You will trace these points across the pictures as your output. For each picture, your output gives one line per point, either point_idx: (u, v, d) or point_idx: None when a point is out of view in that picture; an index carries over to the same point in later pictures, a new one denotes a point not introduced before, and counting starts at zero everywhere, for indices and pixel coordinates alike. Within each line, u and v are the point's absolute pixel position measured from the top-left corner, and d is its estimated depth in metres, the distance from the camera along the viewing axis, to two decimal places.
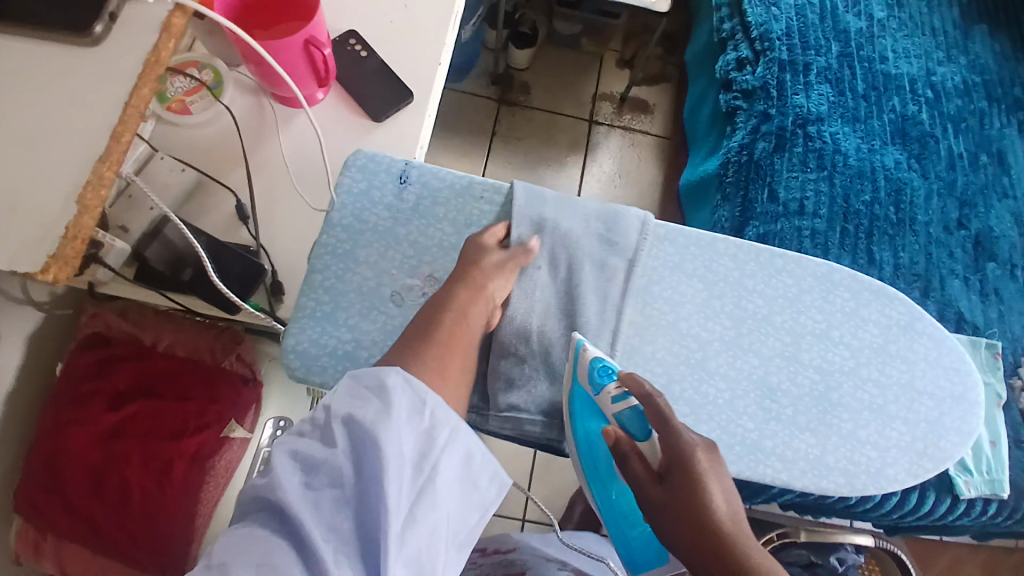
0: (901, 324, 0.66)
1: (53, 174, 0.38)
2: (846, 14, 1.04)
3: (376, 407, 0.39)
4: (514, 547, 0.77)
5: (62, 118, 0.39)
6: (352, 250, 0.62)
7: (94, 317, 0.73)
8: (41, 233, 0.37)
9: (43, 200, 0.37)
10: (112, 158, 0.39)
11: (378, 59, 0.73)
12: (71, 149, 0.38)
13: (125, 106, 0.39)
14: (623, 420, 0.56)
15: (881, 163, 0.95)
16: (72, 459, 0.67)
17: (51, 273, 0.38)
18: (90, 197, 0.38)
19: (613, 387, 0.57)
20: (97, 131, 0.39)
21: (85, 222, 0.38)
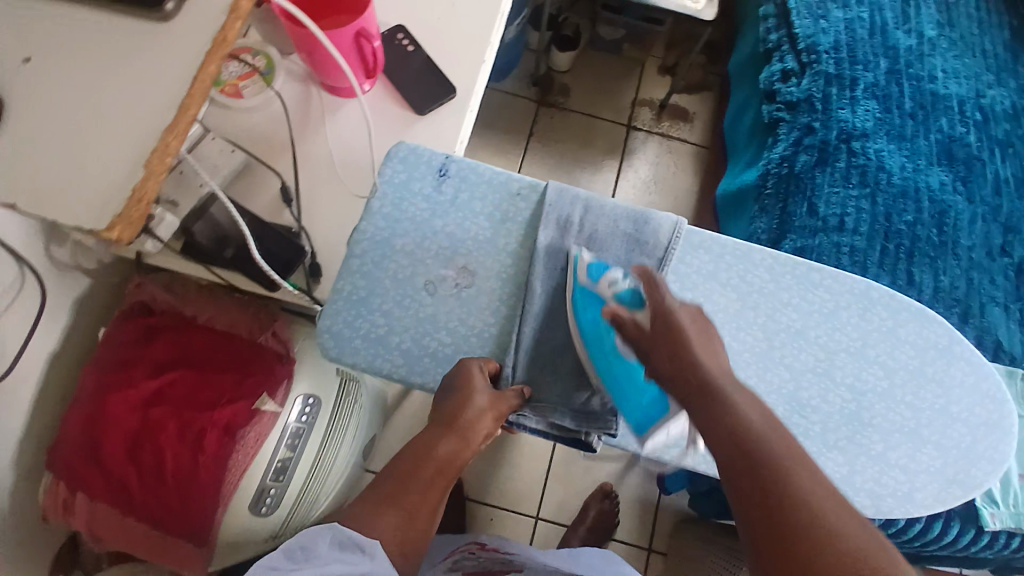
0: (939, 347, 0.65)
1: (122, 141, 0.39)
2: (896, 31, 1.02)
3: (331, 538, 0.44)
4: (514, 552, 0.76)
5: (131, 90, 0.40)
6: (389, 238, 0.63)
7: (140, 288, 0.77)
8: (106, 196, 0.38)
9: (110, 164, 0.39)
10: (178, 128, 0.41)
11: (424, 54, 0.74)
12: (138, 118, 0.40)
13: (193, 80, 0.41)
14: (620, 294, 0.60)
15: (925, 184, 0.93)
16: (109, 422, 0.69)
17: (116, 231, 0.38)
18: (156, 163, 0.39)
19: (609, 273, 0.61)
20: (167, 103, 0.40)
21: (150, 186, 0.39)
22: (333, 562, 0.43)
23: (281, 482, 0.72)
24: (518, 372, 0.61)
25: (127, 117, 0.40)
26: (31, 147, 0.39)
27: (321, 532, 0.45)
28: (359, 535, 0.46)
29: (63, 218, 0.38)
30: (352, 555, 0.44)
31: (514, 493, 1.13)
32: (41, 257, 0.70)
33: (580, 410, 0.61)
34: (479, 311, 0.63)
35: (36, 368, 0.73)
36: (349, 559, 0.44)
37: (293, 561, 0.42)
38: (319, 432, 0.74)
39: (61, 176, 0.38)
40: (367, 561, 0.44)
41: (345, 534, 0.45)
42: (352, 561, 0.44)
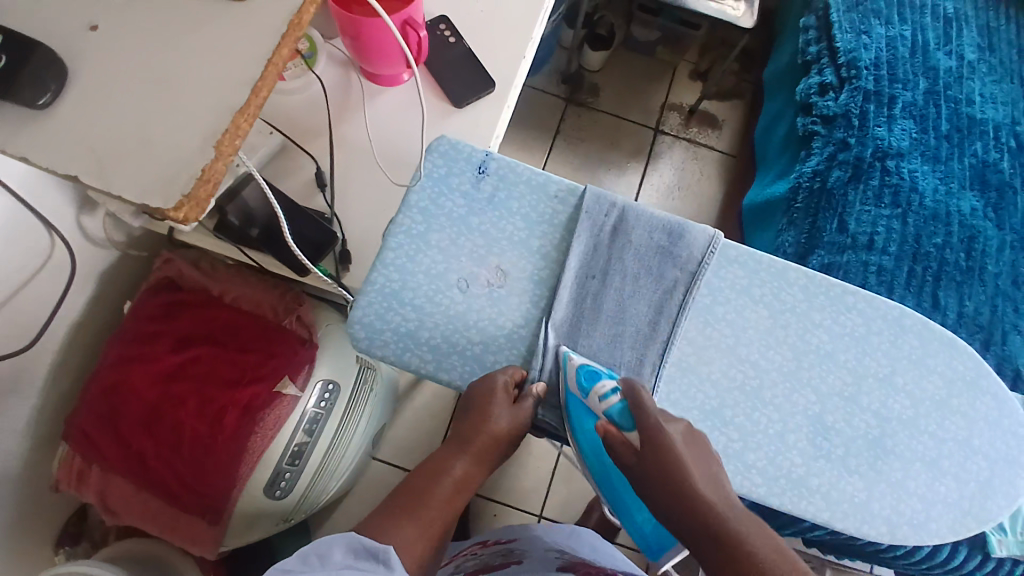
0: (966, 378, 0.64)
1: (191, 119, 0.38)
2: (937, 51, 1.01)
3: (342, 547, 0.44)
4: (517, 539, 0.77)
5: (202, 67, 0.39)
6: (425, 233, 0.63)
7: (168, 263, 0.78)
8: (171, 173, 0.37)
9: (176, 140, 0.37)
10: (249, 110, 0.39)
11: (465, 46, 0.73)
12: (208, 95, 0.38)
13: (268, 62, 0.39)
14: (610, 412, 0.56)
15: (956, 208, 0.92)
16: (132, 395, 0.69)
17: (182, 212, 0.37)
18: (226, 144, 0.38)
19: (599, 385, 0.57)
20: (238, 82, 0.39)
21: (217, 167, 0.38)
22: (345, 568, 0.42)
23: (296, 466, 0.71)
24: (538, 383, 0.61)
25: (196, 95, 0.38)
26: (94, 120, 0.37)
27: (335, 539, 0.44)
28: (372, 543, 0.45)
29: (126, 194, 0.36)
30: (366, 564, 0.43)
31: (519, 489, 1.13)
32: (72, 227, 0.70)
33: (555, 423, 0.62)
34: (509, 311, 0.62)
35: (61, 336, 0.73)
36: (363, 567, 0.43)
37: (306, 566, 0.41)
38: (336, 418, 0.74)
39: (126, 150, 0.37)
40: (382, 568, 0.43)
41: (358, 541, 0.44)
42: (366, 569, 0.43)
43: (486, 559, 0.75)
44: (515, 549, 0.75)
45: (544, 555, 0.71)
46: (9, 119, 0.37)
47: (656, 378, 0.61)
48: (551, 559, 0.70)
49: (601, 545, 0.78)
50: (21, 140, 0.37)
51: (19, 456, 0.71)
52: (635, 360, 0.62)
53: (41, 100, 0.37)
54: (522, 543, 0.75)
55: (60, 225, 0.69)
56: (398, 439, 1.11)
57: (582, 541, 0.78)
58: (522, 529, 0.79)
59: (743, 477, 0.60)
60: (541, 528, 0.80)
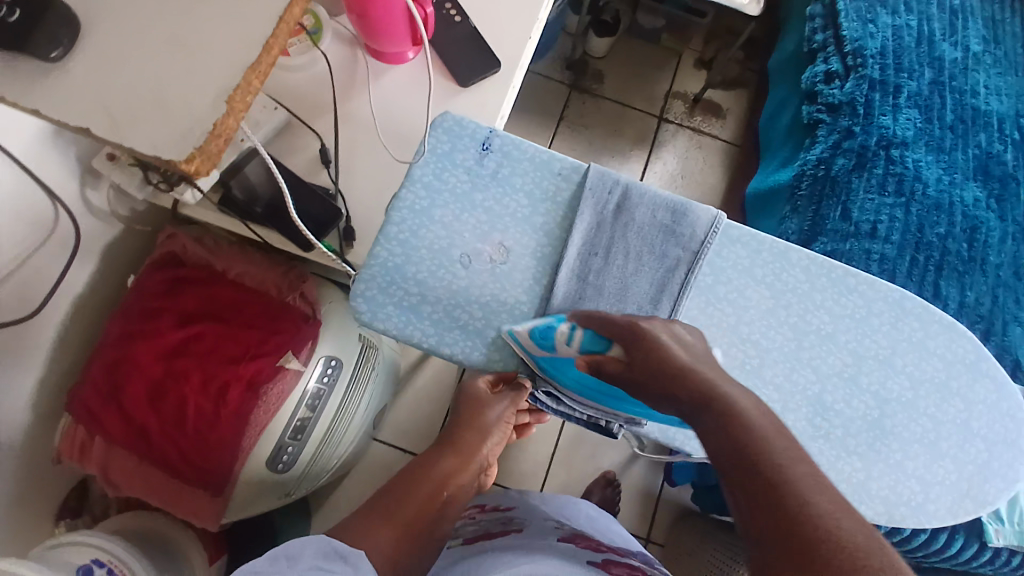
0: (967, 362, 0.64)
1: (203, 75, 0.38)
2: (942, 42, 1.01)
3: (317, 550, 0.46)
4: (514, 507, 0.79)
5: (213, 22, 0.39)
6: (428, 208, 0.63)
7: (172, 239, 0.78)
8: (184, 129, 0.37)
9: (190, 96, 0.38)
10: (261, 67, 0.39)
11: (471, 26, 0.73)
12: (221, 52, 0.38)
13: (280, 20, 0.39)
14: (582, 347, 0.56)
15: (959, 198, 0.92)
16: (136, 368, 0.70)
17: (194, 164, 0.37)
18: (238, 100, 0.38)
19: (559, 333, 0.57)
20: (250, 39, 0.39)
21: (229, 122, 0.38)
22: (313, 569, 0.44)
23: (299, 441, 0.72)
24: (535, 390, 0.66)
25: (206, 51, 0.38)
26: (109, 74, 0.38)
27: (309, 542, 0.47)
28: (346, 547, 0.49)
29: (139, 147, 0.37)
30: (335, 565, 0.46)
31: (517, 472, 1.14)
32: (76, 198, 0.71)
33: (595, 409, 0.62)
34: (512, 288, 0.62)
35: (65, 308, 0.74)
36: (333, 568, 0.46)
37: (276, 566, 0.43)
38: (338, 393, 0.74)
39: (138, 102, 0.37)
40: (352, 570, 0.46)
41: (330, 545, 0.47)
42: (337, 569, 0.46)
43: (484, 527, 0.76)
44: (514, 518, 0.77)
45: (544, 523, 0.74)
46: (21, 72, 0.37)
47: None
48: (551, 526, 0.73)
49: (598, 519, 0.81)
50: (36, 92, 0.37)
51: (21, 430, 0.71)
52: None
53: (54, 55, 0.37)
54: (520, 510, 0.78)
55: (65, 195, 0.69)
56: (398, 422, 1.11)
57: (579, 513, 0.80)
58: (519, 499, 0.81)
59: None
60: (540, 498, 0.82)
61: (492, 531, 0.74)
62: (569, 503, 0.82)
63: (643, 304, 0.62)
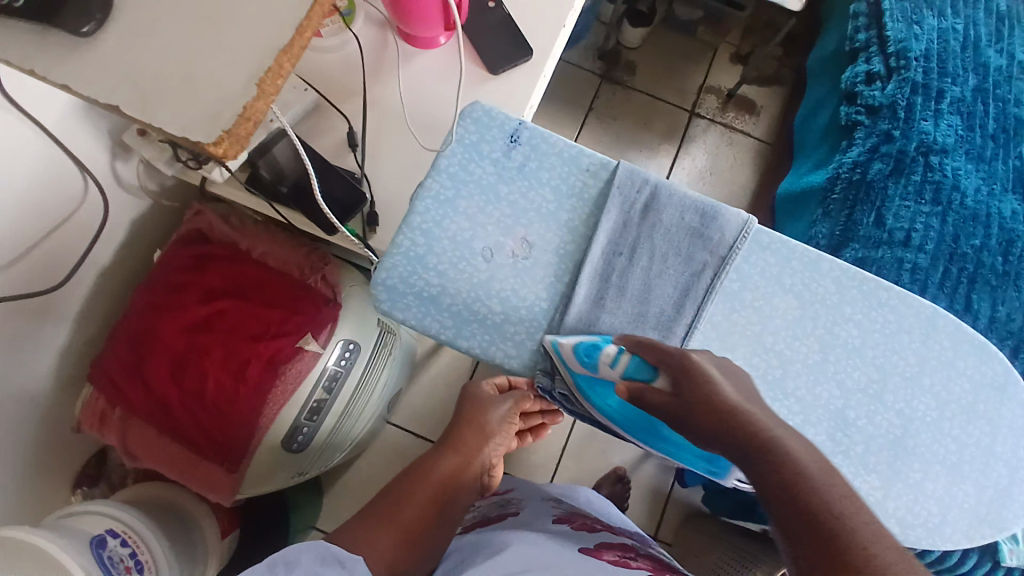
0: (995, 384, 0.63)
1: (235, 57, 0.38)
2: (989, 47, 0.97)
3: (308, 555, 0.48)
4: (511, 492, 0.81)
5: (245, 3, 0.38)
6: (454, 198, 0.62)
7: (198, 215, 0.78)
8: (214, 110, 0.37)
9: (220, 78, 0.37)
10: (292, 50, 0.39)
11: (504, 13, 0.72)
12: (255, 33, 0.38)
13: (313, 2, 0.38)
14: (625, 373, 0.55)
15: (998, 210, 0.89)
16: (159, 342, 0.70)
17: (222, 148, 0.37)
18: (268, 83, 0.38)
19: (604, 355, 0.56)
20: (281, 21, 0.38)
21: (258, 106, 0.38)
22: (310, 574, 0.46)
23: (314, 422, 0.72)
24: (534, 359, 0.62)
25: (238, 31, 0.38)
26: (142, 52, 0.37)
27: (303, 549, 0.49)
28: (339, 551, 0.51)
29: (168, 127, 0.37)
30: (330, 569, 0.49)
31: (527, 463, 1.14)
32: (106, 171, 0.71)
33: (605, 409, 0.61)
34: (533, 283, 0.61)
35: (90, 280, 0.75)
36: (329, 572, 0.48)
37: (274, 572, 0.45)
38: (354, 375, 0.74)
39: (170, 83, 0.37)
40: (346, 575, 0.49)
41: (325, 550, 0.49)
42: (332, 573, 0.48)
43: (483, 512, 0.78)
44: (512, 501, 0.78)
45: (541, 505, 0.74)
46: (57, 47, 0.37)
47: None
48: (547, 508, 0.73)
49: (599, 505, 0.81)
50: (69, 69, 0.37)
51: (43, 397, 0.73)
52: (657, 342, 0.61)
53: (85, 29, 0.37)
54: (519, 495, 0.79)
55: (95, 168, 0.70)
56: (411, 407, 1.12)
57: (579, 498, 0.80)
58: (520, 485, 0.82)
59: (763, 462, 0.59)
60: (538, 484, 0.83)
61: (489, 517, 0.74)
62: (569, 488, 0.82)
63: (664, 306, 0.61)
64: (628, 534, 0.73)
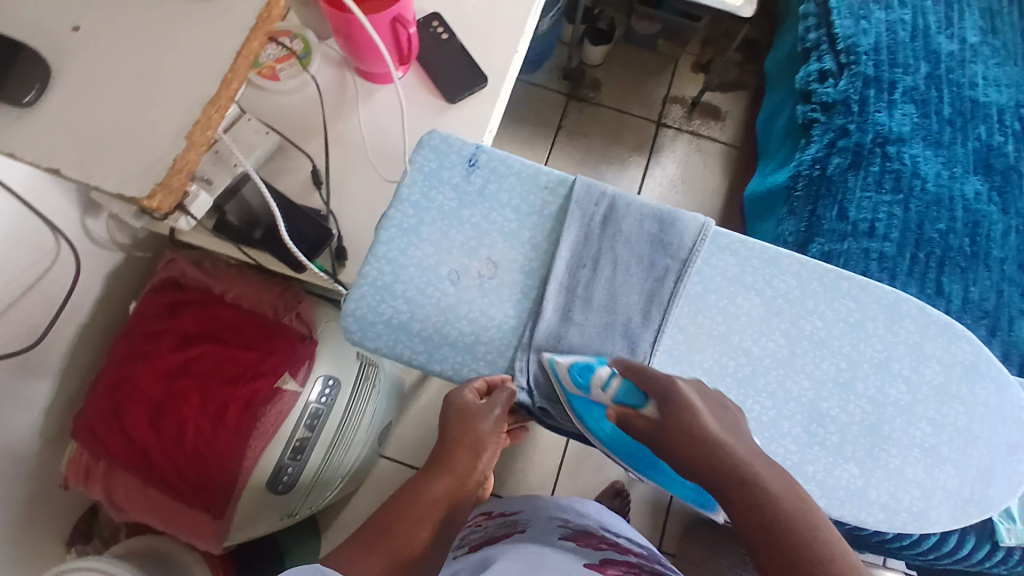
0: (965, 364, 0.63)
1: (164, 112, 0.39)
2: (938, 35, 1.00)
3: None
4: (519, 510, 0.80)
5: (176, 64, 0.40)
6: (416, 226, 0.63)
7: (170, 263, 0.79)
8: (147, 164, 0.39)
9: (153, 135, 0.39)
10: (221, 102, 0.40)
11: (458, 43, 0.74)
12: (184, 87, 0.40)
13: (238, 55, 0.40)
14: (616, 397, 0.56)
15: (960, 193, 0.91)
16: (136, 392, 0.71)
17: (156, 200, 0.38)
18: (198, 135, 0.39)
19: (596, 376, 0.57)
20: (209, 76, 0.40)
21: (190, 158, 0.40)
22: None
23: (299, 460, 0.73)
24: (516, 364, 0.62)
25: (170, 90, 0.40)
26: (80, 117, 0.39)
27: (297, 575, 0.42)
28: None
29: (104, 184, 0.38)
30: None
31: (524, 484, 1.14)
32: (76, 228, 0.72)
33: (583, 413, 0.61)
34: (500, 302, 0.62)
35: (68, 337, 0.76)
36: None
37: None
38: (337, 411, 0.75)
39: (104, 143, 0.39)
40: None
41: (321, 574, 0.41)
42: None
43: (489, 532, 0.77)
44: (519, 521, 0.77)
45: (549, 522, 0.74)
46: None
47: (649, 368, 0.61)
48: (554, 525, 0.73)
49: (607, 519, 0.81)
50: (8, 136, 0.39)
51: (28, 457, 0.73)
52: (626, 349, 0.61)
53: (26, 98, 0.39)
54: (526, 512, 0.78)
55: (65, 227, 0.71)
56: (403, 438, 1.12)
57: (586, 510, 0.80)
58: (527, 501, 0.82)
59: (777, 444, 0.61)
60: (551, 499, 0.82)
61: (496, 536, 0.74)
62: (576, 502, 0.82)
63: (630, 313, 0.62)
64: (634, 548, 0.73)
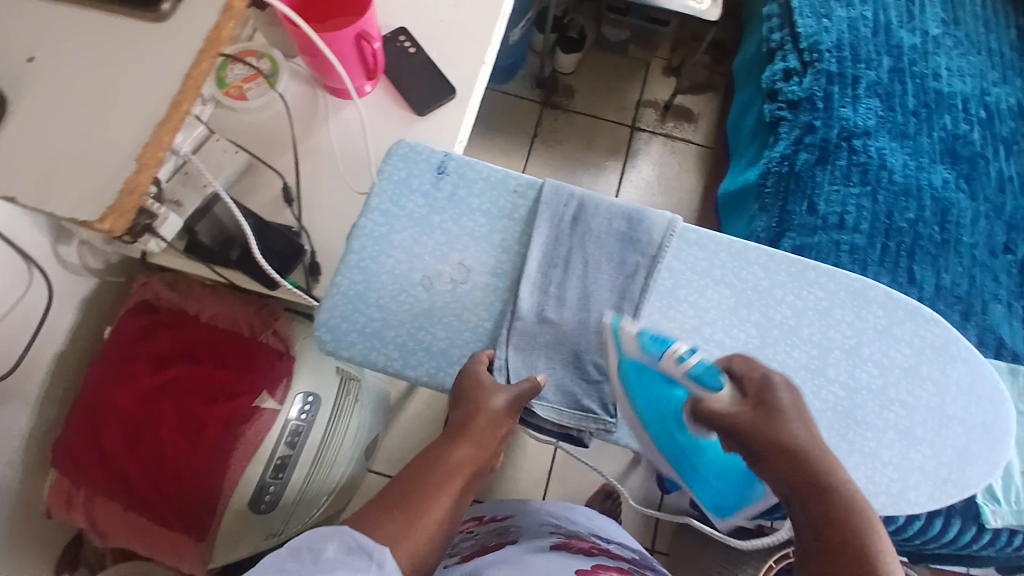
0: (935, 346, 0.65)
1: (117, 137, 0.40)
2: (900, 29, 1.02)
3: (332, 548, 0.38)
4: (513, 515, 0.81)
5: (127, 88, 0.41)
6: (387, 234, 0.64)
7: (144, 286, 0.79)
8: (99, 188, 0.39)
9: (106, 158, 0.39)
10: (172, 124, 0.41)
11: (425, 56, 0.75)
12: (138, 113, 0.40)
13: (187, 77, 0.41)
14: (695, 371, 0.55)
15: (928, 182, 0.93)
16: (113, 418, 0.70)
17: (108, 222, 0.38)
18: (149, 157, 0.40)
19: (674, 348, 0.56)
20: (159, 98, 0.41)
21: (143, 180, 0.40)
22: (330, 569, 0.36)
23: (280, 479, 0.73)
24: (513, 373, 0.60)
25: (121, 114, 0.40)
26: (33, 144, 0.39)
27: (330, 534, 0.39)
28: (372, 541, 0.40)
29: (57, 210, 0.38)
30: (359, 562, 0.38)
31: (514, 491, 1.14)
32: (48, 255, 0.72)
33: (588, 408, 0.61)
34: (473, 306, 0.62)
35: (45, 365, 0.75)
36: (355, 565, 0.38)
37: (292, 561, 0.36)
38: (318, 429, 0.75)
39: (57, 169, 0.39)
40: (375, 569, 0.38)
41: (354, 539, 0.39)
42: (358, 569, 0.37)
43: (482, 539, 0.77)
44: (508, 527, 0.78)
45: (540, 530, 0.74)
46: None
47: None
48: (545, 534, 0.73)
49: (599, 526, 0.81)
50: None
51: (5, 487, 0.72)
52: (600, 345, 0.62)
53: None
54: (517, 518, 0.79)
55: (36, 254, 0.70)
56: (391, 451, 1.11)
57: (576, 517, 0.80)
58: (518, 507, 0.82)
59: None
60: (543, 507, 0.82)
61: (488, 544, 0.74)
62: (569, 510, 0.82)
63: (602, 311, 0.62)
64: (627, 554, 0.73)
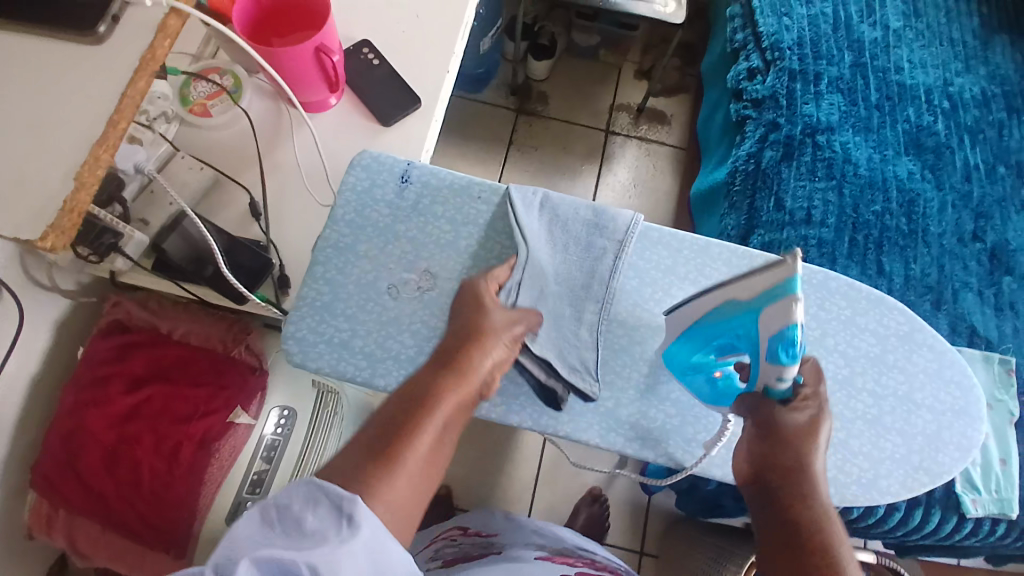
0: (900, 334, 0.66)
1: (55, 155, 0.42)
2: (860, 24, 1.04)
3: (296, 506, 0.35)
4: (495, 533, 0.80)
5: (66, 110, 0.43)
6: (353, 244, 0.64)
7: (115, 306, 0.77)
8: (40, 207, 0.41)
9: (46, 177, 0.42)
10: (109, 142, 0.43)
11: (389, 67, 0.75)
12: (76, 133, 0.43)
13: (123, 96, 0.44)
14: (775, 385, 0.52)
15: (893, 174, 0.94)
16: (87, 440, 0.70)
17: (49, 241, 0.42)
18: (87, 175, 0.42)
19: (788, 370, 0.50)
20: (97, 116, 0.43)
21: (82, 198, 0.42)
22: (300, 534, 0.34)
23: (258, 495, 0.72)
24: (521, 297, 0.60)
25: (61, 138, 0.43)
26: None
27: (293, 490, 0.35)
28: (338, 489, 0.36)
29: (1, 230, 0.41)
30: (326, 516, 0.35)
31: (502, 499, 1.13)
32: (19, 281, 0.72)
33: (578, 363, 0.60)
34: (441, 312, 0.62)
35: (19, 391, 0.75)
36: (322, 520, 0.35)
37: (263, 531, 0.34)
38: (297, 443, 0.75)
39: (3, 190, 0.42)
40: (344, 523, 0.35)
41: (317, 488, 0.36)
42: (326, 524, 0.35)
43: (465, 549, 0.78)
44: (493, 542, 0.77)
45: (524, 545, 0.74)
46: None
47: (598, 331, 0.62)
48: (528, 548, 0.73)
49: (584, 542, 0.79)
50: None
51: None
52: (574, 318, 0.62)
53: None
54: (501, 535, 0.79)
55: None
56: None
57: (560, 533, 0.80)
58: (503, 523, 0.82)
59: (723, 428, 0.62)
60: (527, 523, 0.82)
61: (472, 555, 0.74)
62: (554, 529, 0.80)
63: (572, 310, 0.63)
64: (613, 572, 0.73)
